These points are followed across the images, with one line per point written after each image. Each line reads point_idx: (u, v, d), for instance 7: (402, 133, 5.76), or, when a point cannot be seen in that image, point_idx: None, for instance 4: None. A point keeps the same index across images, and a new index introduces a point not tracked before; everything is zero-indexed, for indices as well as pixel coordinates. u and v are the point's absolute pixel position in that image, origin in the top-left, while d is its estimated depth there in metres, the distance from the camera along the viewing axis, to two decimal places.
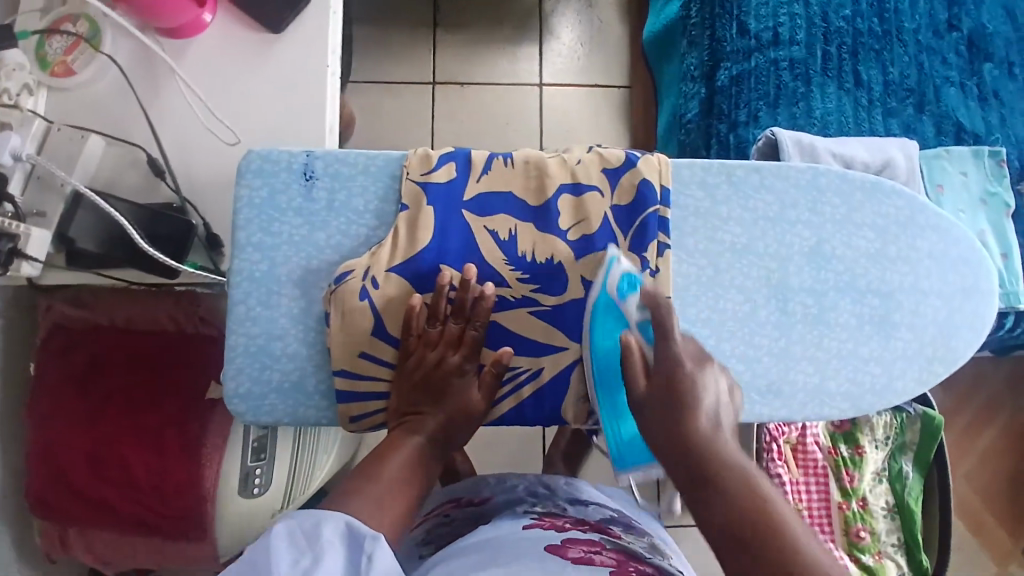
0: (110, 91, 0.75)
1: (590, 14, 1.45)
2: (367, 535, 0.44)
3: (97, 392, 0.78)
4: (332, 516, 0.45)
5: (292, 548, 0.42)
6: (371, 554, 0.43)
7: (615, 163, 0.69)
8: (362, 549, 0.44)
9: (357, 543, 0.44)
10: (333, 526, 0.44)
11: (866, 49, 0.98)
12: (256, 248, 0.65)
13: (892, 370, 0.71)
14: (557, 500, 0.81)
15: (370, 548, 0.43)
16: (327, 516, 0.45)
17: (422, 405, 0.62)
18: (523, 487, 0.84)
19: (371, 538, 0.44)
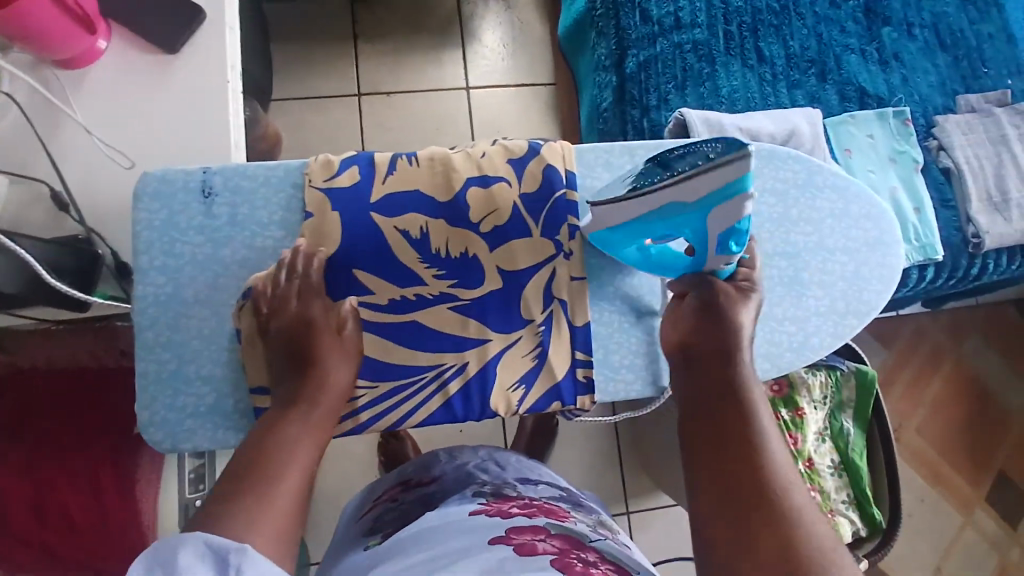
0: (4, 127, 0.74)
1: (510, 15, 1.47)
2: (233, 550, 0.41)
3: (27, 440, 0.76)
4: (188, 539, 0.41)
5: None
6: (238, 568, 0.40)
7: (519, 153, 0.70)
8: (228, 564, 0.40)
9: (222, 560, 0.40)
10: (191, 550, 0.40)
11: (765, 25, 1.02)
12: (159, 271, 0.63)
13: (807, 328, 0.74)
14: (505, 477, 0.84)
15: (236, 559, 0.40)
16: (184, 539, 0.40)
17: (287, 373, 0.59)
18: (473, 465, 0.87)
19: (238, 550, 0.41)
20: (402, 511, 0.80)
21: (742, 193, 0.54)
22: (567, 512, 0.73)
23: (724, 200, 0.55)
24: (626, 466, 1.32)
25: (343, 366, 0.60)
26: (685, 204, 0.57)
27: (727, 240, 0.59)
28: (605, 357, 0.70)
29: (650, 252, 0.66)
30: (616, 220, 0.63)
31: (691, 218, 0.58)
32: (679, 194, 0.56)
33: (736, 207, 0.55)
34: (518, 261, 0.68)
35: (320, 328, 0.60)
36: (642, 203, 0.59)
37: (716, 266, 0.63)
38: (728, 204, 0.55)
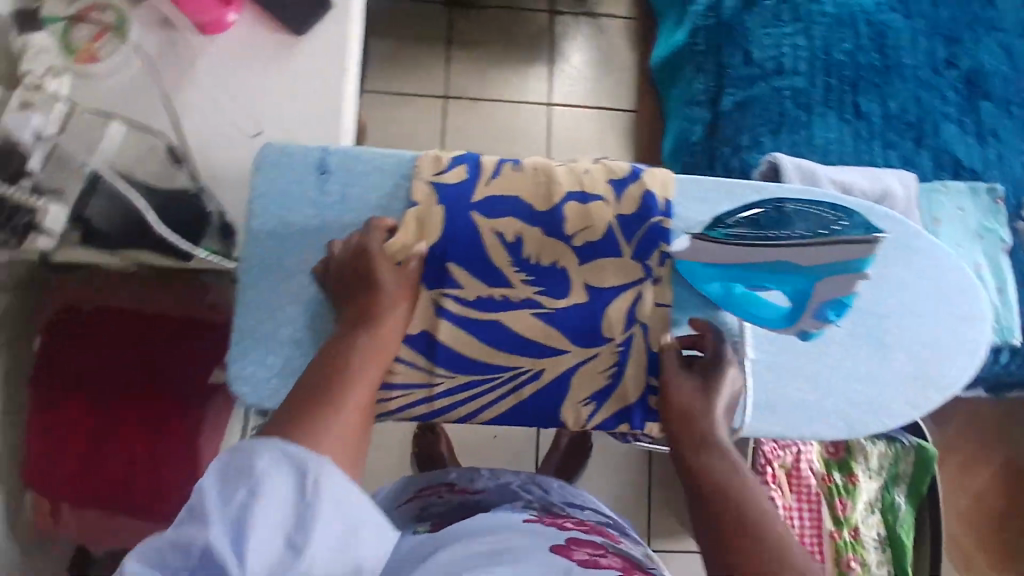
0: (136, 80, 0.78)
1: (601, 39, 1.50)
2: (309, 460, 0.46)
3: (104, 374, 0.80)
4: (266, 448, 0.46)
5: (227, 485, 0.43)
6: (315, 478, 0.45)
7: (620, 175, 0.71)
8: (305, 474, 0.45)
9: (299, 468, 0.45)
10: (269, 456, 0.45)
11: (866, 82, 1.02)
12: (270, 237, 0.66)
13: (886, 391, 0.73)
14: (551, 500, 0.83)
15: (314, 473, 0.45)
16: (263, 447, 0.46)
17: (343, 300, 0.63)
18: (517, 484, 0.86)
19: (314, 461, 0.46)
20: (447, 508, 0.81)
21: (857, 268, 0.67)
22: (618, 538, 0.74)
23: (842, 269, 0.67)
24: (654, 501, 1.31)
25: (401, 302, 0.64)
26: (800, 266, 0.68)
27: (827, 306, 0.69)
28: None
29: (737, 293, 0.69)
30: (727, 258, 0.69)
31: (803, 277, 0.69)
32: (802, 254, 0.68)
33: (849, 277, 0.67)
34: (606, 280, 0.69)
35: (376, 255, 0.64)
36: (767, 250, 0.68)
37: (802, 327, 0.69)
38: (842, 273, 0.68)
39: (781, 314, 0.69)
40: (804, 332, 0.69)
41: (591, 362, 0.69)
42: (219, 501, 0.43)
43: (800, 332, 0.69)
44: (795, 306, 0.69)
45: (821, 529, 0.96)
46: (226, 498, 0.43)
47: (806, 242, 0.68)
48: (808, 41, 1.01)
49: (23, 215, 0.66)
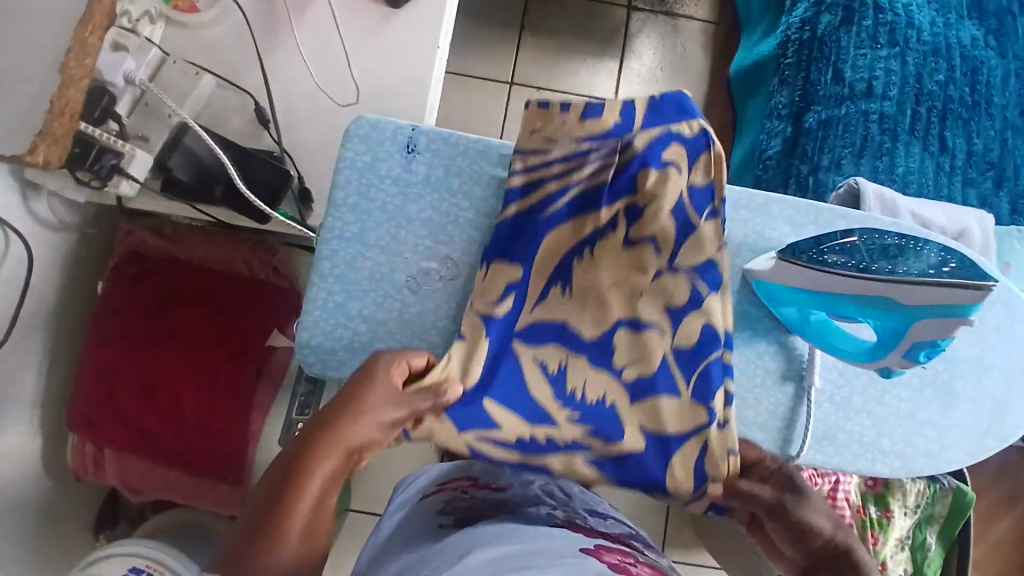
0: (228, 35, 0.78)
1: (674, 40, 1.47)
2: None
3: (164, 321, 0.81)
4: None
5: None
6: None
7: (679, 302, 0.63)
8: None
9: None
10: None
11: (954, 116, 0.98)
12: (351, 209, 0.66)
13: (947, 437, 0.71)
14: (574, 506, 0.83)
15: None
16: None
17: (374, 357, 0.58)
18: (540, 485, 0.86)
19: None
20: (472, 507, 0.79)
21: (960, 314, 0.59)
22: (640, 546, 0.75)
23: (940, 312, 0.59)
24: (672, 512, 1.30)
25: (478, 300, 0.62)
26: (895, 304, 0.60)
27: (918, 348, 0.62)
28: (741, 411, 0.68)
29: (813, 321, 0.67)
30: (812, 286, 0.64)
31: (895, 316, 0.61)
32: (896, 291, 0.60)
33: (951, 323, 0.59)
34: (666, 425, 0.62)
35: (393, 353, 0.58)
36: (855, 283, 0.61)
37: (889, 364, 0.64)
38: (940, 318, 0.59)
39: (864, 348, 0.65)
40: (886, 368, 0.65)
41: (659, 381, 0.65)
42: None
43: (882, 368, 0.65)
44: (882, 341, 0.63)
45: None
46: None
47: (902, 279, 0.59)
48: (902, 66, 0.98)
49: (110, 157, 0.68)
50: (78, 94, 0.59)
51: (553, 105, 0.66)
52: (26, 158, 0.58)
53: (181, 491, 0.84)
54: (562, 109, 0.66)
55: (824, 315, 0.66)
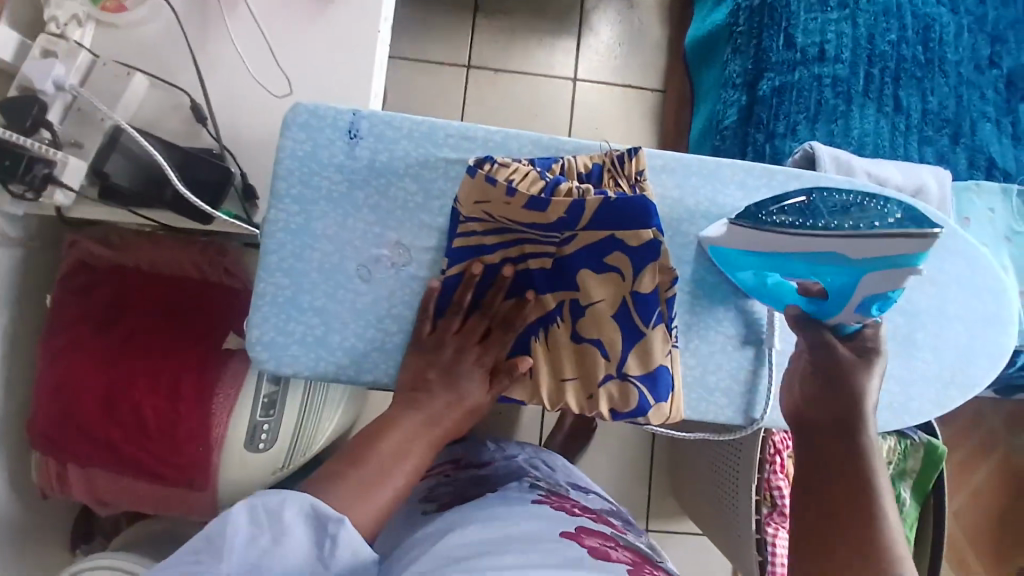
0: (158, 31, 0.75)
1: (631, 14, 1.45)
2: (332, 519, 0.49)
3: (116, 331, 0.78)
4: (297, 496, 0.49)
5: (253, 524, 0.47)
6: (333, 535, 0.48)
7: (624, 403, 0.65)
8: (326, 529, 0.48)
9: (320, 524, 0.49)
10: (296, 507, 0.48)
11: (908, 75, 0.98)
12: (295, 200, 0.64)
13: (910, 391, 0.72)
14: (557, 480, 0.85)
15: (334, 529, 0.48)
16: (292, 496, 0.49)
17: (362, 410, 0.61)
18: (523, 460, 0.89)
19: (336, 521, 0.49)
20: (456, 486, 0.81)
21: (910, 264, 0.56)
22: (624, 526, 0.78)
23: (886, 265, 0.57)
24: (655, 486, 1.31)
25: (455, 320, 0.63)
26: (849, 260, 0.58)
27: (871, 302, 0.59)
28: (702, 377, 0.68)
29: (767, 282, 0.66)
30: (769, 247, 0.61)
31: (842, 269, 0.58)
32: (833, 243, 0.58)
33: (900, 274, 0.57)
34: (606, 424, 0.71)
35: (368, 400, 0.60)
36: (797, 240, 0.59)
37: (843, 321, 0.61)
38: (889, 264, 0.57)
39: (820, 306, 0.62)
40: (842, 325, 0.62)
41: (626, 362, 0.64)
42: (242, 543, 0.46)
43: (837, 325, 0.62)
44: (836, 299, 0.61)
45: None
46: (250, 540, 0.47)
47: (854, 232, 0.56)
48: (853, 29, 0.97)
49: (41, 166, 0.66)
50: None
51: (498, 183, 0.60)
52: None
53: (148, 500, 0.82)
54: (506, 194, 0.60)
55: (777, 277, 0.65)
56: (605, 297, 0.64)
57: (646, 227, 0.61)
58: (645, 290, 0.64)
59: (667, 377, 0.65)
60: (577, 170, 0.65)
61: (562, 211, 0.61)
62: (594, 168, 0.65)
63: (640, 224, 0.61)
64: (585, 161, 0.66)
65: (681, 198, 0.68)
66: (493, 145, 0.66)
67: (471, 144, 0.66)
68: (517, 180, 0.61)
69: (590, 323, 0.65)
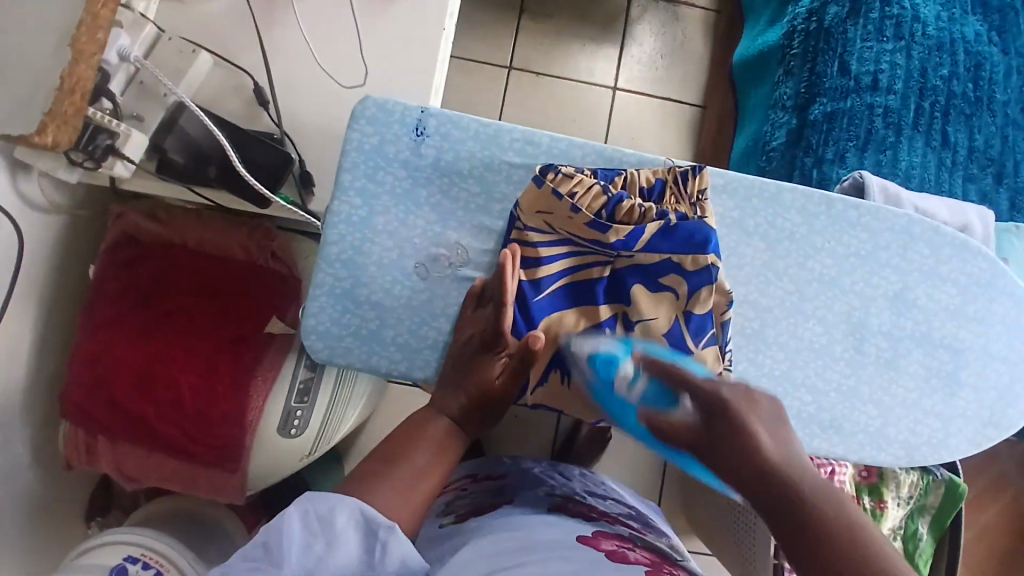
0: (226, 11, 0.75)
1: (675, 27, 1.45)
2: (382, 524, 0.47)
3: (157, 308, 0.79)
4: (347, 501, 0.47)
5: (304, 532, 0.45)
6: (384, 542, 0.46)
7: None
8: (376, 535, 0.47)
9: (371, 529, 0.47)
10: (346, 513, 0.47)
11: (957, 111, 0.98)
12: (358, 192, 0.63)
13: (950, 428, 0.72)
14: (574, 488, 0.88)
15: (385, 536, 0.46)
16: (340, 501, 0.47)
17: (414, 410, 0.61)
18: (539, 472, 0.92)
19: (387, 527, 0.47)
20: (473, 499, 0.84)
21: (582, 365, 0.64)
22: (644, 532, 0.80)
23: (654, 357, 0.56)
24: (666, 500, 1.31)
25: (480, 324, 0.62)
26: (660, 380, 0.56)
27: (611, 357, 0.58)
28: None
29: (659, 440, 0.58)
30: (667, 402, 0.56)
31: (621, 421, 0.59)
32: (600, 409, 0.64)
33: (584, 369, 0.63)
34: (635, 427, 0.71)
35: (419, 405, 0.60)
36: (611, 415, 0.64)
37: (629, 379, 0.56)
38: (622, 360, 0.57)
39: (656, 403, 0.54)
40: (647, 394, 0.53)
41: None
42: (296, 550, 0.44)
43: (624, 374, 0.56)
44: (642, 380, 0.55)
45: None
46: (303, 547, 0.45)
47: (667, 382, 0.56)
48: (907, 60, 0.97)
49: (104, 137, 0.66)
50: (88, 70, 0.56)
51: (564, 197, 0.61)
52: (34, 138, 0.54)
53: (177, 479, 0.82)
54: (570, 210, 0.62)
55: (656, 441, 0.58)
56: (658, 314, 0.64)
57: (703, 254, 0.61)
58: (699, 311, 0.63)
59: None
60: (639, 184, 0.64)
61: (622, 231, 0.62)
62: (656, 183, 0.64)
63: (696, 249, 0.61)
64: (648, 175, 0.64)
65: (740, 218, 0.68)
66: (557, 152, 0.66)
67: (536, 150, 0.66)
68: (579, 194, 0.62)
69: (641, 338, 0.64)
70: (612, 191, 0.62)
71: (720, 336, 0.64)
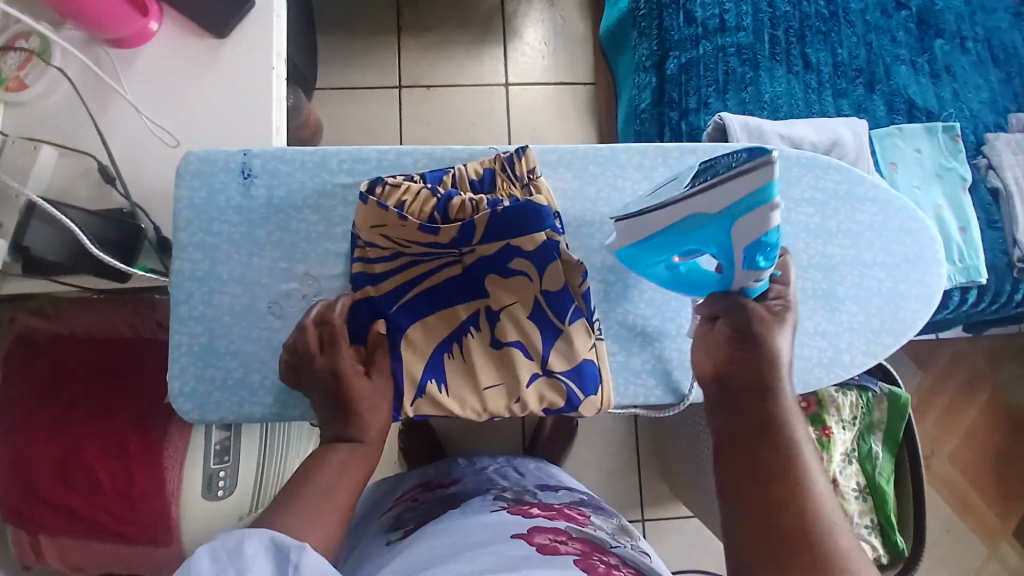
0: (58, 101, 0.77)
1: (553, 12, 1.47)
2: (292, 546, 0.47)
3: (60, 401, 0.79)
4: (255, 532, 0.47)
5: (213, 567, 0.44)
6: (297, 563, 0.46)
7: (558, 402, 0.66)
8: (288, 559, 0.46)
9: (283, 554, 0.46)
10: (255, 542, 0.47)
11: (813, 32, 1.00)
12: (198, 247, 0.65)
13: (839, 343, 0.72)
14: (526, 484, 0.89)
15: (296, 557, 0.46)
16: (250, 533, 0.47)
17: None
18: (492, 472, 0.94)
19: (297, 548, 0.47)
20: (423, 510, 0.83)
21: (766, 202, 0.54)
22: (586, 519, 0.79)
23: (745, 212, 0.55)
24: (643, 473, 1.31)
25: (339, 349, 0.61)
26: (708, 217, 0.57)
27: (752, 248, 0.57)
28: (627, 361, 0.68)
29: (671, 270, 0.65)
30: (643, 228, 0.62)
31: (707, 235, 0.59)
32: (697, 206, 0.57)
33: (761, 215, 0.54)
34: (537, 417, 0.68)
35: None
36: (665, 212, 0.60)
37: (744, 284, 0.61)
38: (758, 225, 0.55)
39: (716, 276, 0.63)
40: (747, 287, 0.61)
41: (548, 357, 0.66)
42: None
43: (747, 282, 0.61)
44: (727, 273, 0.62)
45: None
46: None
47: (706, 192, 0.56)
48: None
49: None
50: None
51: (390, 208, 0.62)
52: None
53: (120, 561, 0.82)
54: (399, 217, 0.62)
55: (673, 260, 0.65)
56: (517, 299, 0.66)
57: (538, 231, 0.63)
58: (554, 289, 0.66)
59: (594, 370, 0.66)
60: (469, 179, 0.66)
61: (455, 225, 0.62)
62: (485, 173, 0.66)
63: (532, 227, 0.63)
64: (476, 167, 0.66)
65: (580, 187, 0.69)
66: (388, 163, 0.68)
67: (366, 166, 0.67)
68: (409, 201, 0.63)
69: (509, 326, 0.66)
70: (440, 191, 0.64)
71: (584, 305, 0.67)
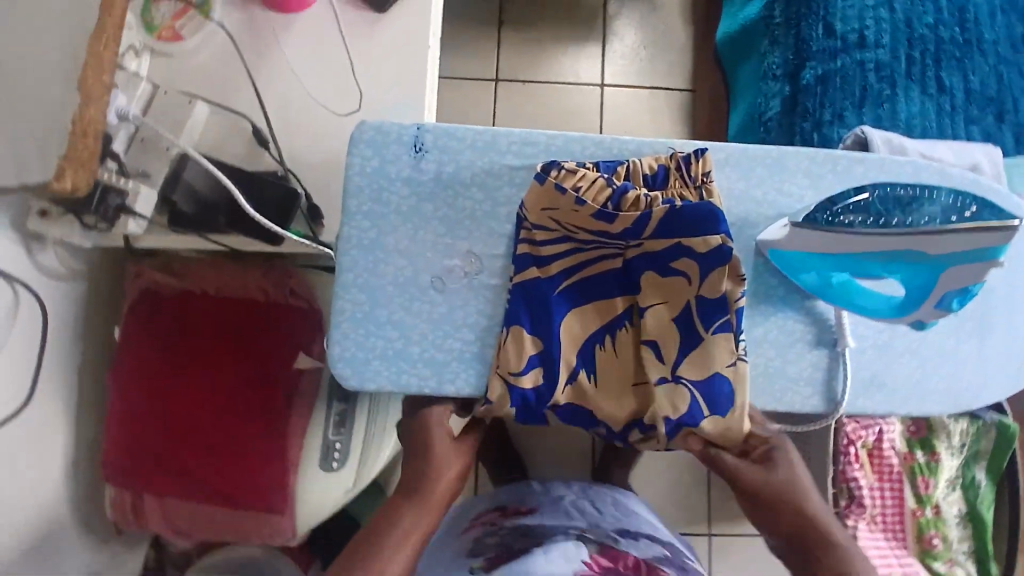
0: (214, 58, 0.77)
1: (654, 17, 1.46)
2: None
3: (185, 359, 0.80)
4: None
5: None
6: None
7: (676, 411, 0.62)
8: None
9: None
10: None
11: (948, 57, 0.98)
12: (366, 216, 0.65)
13: (990, 369, 0.70)
14: (606, 529, 0.81)
15: None
16: None
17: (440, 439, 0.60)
18: (569, 503, 0.89)
19: None
20: (502, 539, 0.79)
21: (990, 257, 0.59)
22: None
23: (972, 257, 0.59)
24: (712, 488, 1.28)
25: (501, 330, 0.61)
26: (924, 254, 0.60)
27: (951, 295, 0.62)
28: (781, 370, 0.67)
29: (835, 283, 0.65)
30: (833, 248, 0.63)
31: (924, 267, 0.61)
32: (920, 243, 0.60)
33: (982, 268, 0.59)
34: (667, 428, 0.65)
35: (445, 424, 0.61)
36: (884, 241, 0.61)
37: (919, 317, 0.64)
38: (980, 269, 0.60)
39: (892, 304, 0.65)
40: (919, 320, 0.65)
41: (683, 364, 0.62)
42: None
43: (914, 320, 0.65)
44: (909, 298, 0.64)
45: (903, 507, 0.95)
46: None
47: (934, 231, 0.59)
48: (890, 13, 0.98)
49: (115, 197, 0.68)
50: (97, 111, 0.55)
51: (567, 192, 0.60)
52: (55, 183, 0.55)
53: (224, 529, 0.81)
54: (575, 203, 0.60)
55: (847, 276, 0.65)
56: (665, 300, 0.63)
57: (713, 232, 0.59)
58: (710, 297, 0.62)
59: (727, 386, 0.62)
60: (642, 173, 0.65)
61: (632, 218, 0.60)
62: (659, 169, 0.65)
63: (701, 229, 0.60)
64: (650, 163, 0.65)
65: (747, 189, 0.68)
66: (556, 149, 0.67)
67: (535, 149, 0.67)
68: (583, 188, 0.61)
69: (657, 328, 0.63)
70: (616, 181, 0.61)
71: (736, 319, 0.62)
